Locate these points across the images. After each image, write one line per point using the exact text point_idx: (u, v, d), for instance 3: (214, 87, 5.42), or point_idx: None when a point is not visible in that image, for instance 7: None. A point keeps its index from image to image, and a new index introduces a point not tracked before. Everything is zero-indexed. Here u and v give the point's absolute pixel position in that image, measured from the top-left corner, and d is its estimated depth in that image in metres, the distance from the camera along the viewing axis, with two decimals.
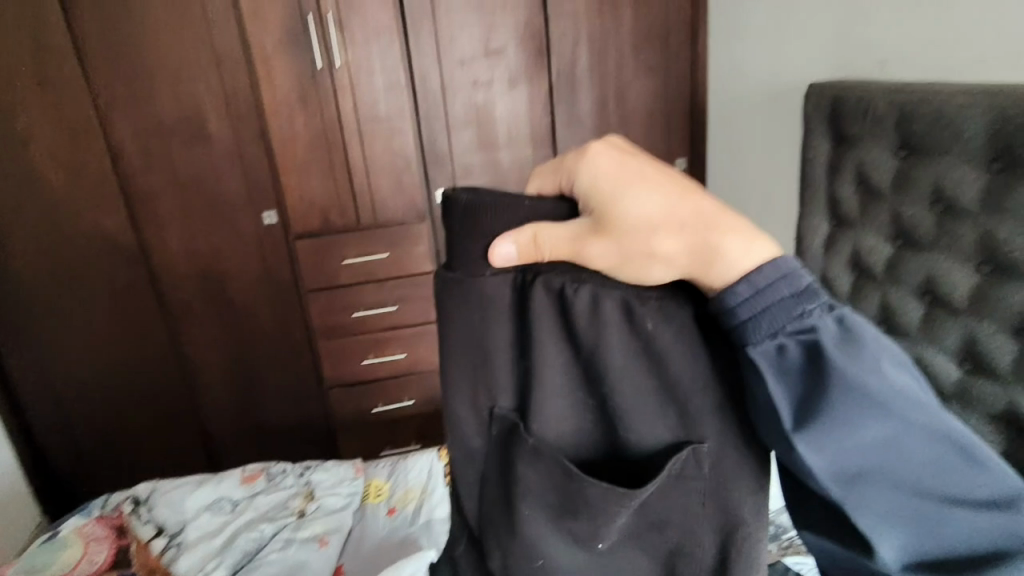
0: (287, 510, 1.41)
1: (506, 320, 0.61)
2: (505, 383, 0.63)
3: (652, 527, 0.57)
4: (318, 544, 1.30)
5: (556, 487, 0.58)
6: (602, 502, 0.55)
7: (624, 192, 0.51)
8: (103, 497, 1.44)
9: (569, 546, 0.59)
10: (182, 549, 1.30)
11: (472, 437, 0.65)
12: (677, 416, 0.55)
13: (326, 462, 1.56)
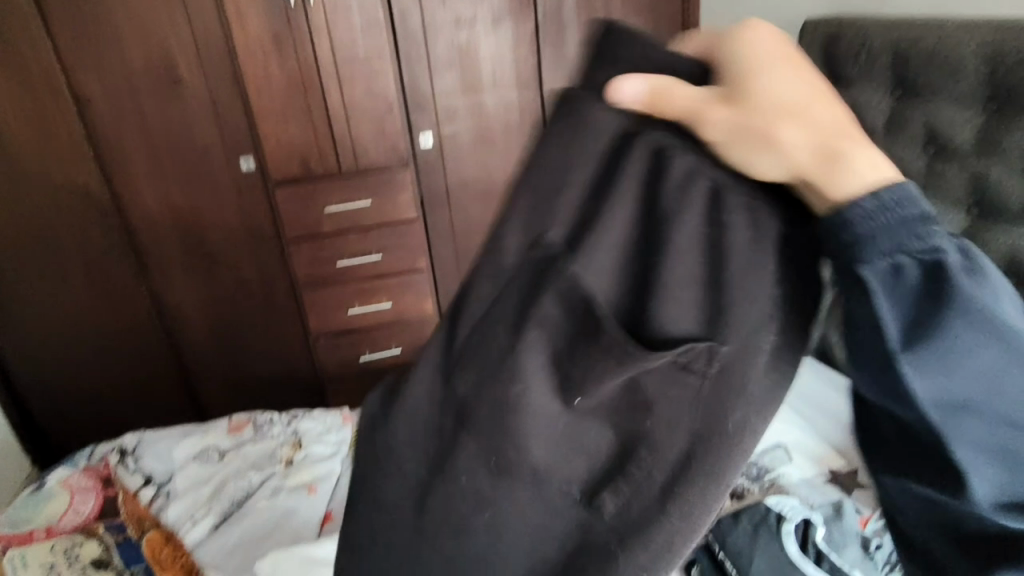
0: (274, 457, 1.42)
1: (582, 183, 0.59)
2: (559, 215, 0.60)
3: (633, 406, 0.58)
4: (306, 492, 1.31)
5: (563, 334, 0.61)
6: (609, 349, 0.58)
7: (773, 68, 0.48)
8: (89, 447, 1.45)
9: (548, 397, 0.60)
10: (171, 500, 1.31)
11: (498, 256, 0.62)
12: (709, 312, 0.56)
13: (314, 410, 1.56)
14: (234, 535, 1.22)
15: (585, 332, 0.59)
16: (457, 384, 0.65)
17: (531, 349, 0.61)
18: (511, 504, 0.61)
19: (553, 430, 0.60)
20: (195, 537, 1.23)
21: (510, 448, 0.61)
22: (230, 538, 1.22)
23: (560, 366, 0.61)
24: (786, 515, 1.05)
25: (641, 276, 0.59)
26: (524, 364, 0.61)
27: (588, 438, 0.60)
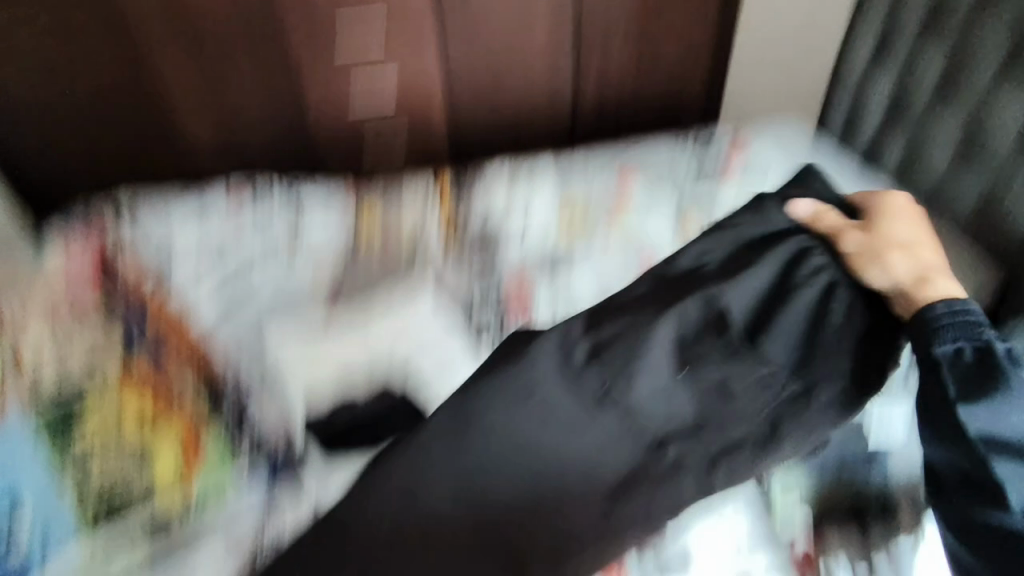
0: (273, 230, 1.43)
1: (721, 249, 1.13)
2: (736, 301, 1.02)
3: (717, 390, 0.96)
4: (314, 287, 1.32)
5: (711, 348, 0.99)
6: (739, 359, 0.97)
7: (898, 217, 1.06)
8: (81, 203, 1.47)
9: (664, 383, 0.97)
10: (173, 262, 1.35)
11: (687, 312, 1.02)
12: (803, 361, 0.96)
13: (313, 180, 1.54)
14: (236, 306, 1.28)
15: (716, 339, 1.00)
16: (608, 339, 1.02)
17: (666, 349, 0.99)
18: (575, 441, 0.93)
19: (659, 384, 0.97)
20: (197, 303, 1.28)
21: (636, 380, 0.97)
22: (243, 311, 1.28)
23: (678, 360, 0.99)
24: None
25: (779, 321, 0.99)
26: (655, 336, 1.00)
27: (677, 403, 0.95)
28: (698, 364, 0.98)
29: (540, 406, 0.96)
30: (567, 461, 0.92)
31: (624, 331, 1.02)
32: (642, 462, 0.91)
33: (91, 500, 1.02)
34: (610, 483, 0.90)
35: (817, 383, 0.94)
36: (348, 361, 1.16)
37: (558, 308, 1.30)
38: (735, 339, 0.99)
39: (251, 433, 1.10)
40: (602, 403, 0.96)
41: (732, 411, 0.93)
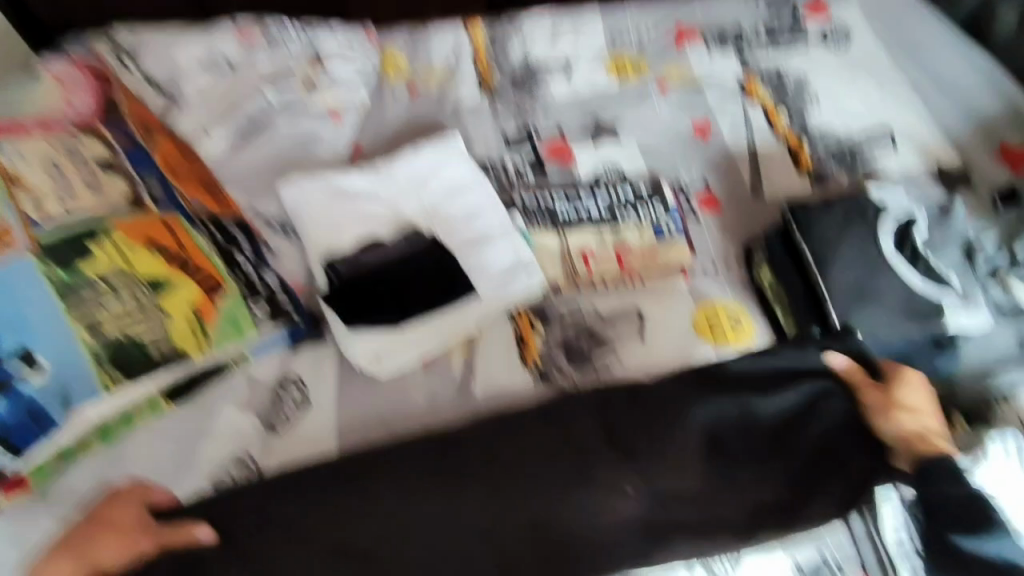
0: (291, 73, 1.32)
1: (807, 258, 0.98)
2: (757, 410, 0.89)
3: (726, 496, 0.82)
4: (331, 118, 1.27)
5: (716, 472, 0.84)
6: (747, 477, 0.83)
7: (925, 411, 0.87)
8: (78, 38, 1.33)
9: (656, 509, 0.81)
10: (181, 109, 1.24)
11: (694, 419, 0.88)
12: (821, 483, 0.82)
13: (333, 25, 1.42)
14: (257, 153, 1.19)
15: (726, 455, 0.85)
16: (619, 421, 0.88)
17: (679, 465, 0.85)
18: (593, 508, 0.81)
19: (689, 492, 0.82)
20: (214, 151, 1.19)
21: (656, 468, 0.84)
22: (251, 154, 1.19)
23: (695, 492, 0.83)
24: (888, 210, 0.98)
25: (787, 452, 0.85)
26: (677, 430, 0.87)
27: (684, 480, 0.83)
28: (703, 491, 0.83)
29: (549, 472, 0.84)
30: (576, 519, 0.80)
31: (643, 425, 0.88)
32: (645, 523, 0.80)
33: (105, 352, 0.84)
34: (615, 529, 0.79)
35: (814, 500, 0.80)
36: (371, 230, 1.08)
37: (596, 166, 1.24)
38: (732, 462, 0.85)
39: (268, 283, 0.98)
40: (624, 478, 0.84)
41: (722, 521, 0.80)
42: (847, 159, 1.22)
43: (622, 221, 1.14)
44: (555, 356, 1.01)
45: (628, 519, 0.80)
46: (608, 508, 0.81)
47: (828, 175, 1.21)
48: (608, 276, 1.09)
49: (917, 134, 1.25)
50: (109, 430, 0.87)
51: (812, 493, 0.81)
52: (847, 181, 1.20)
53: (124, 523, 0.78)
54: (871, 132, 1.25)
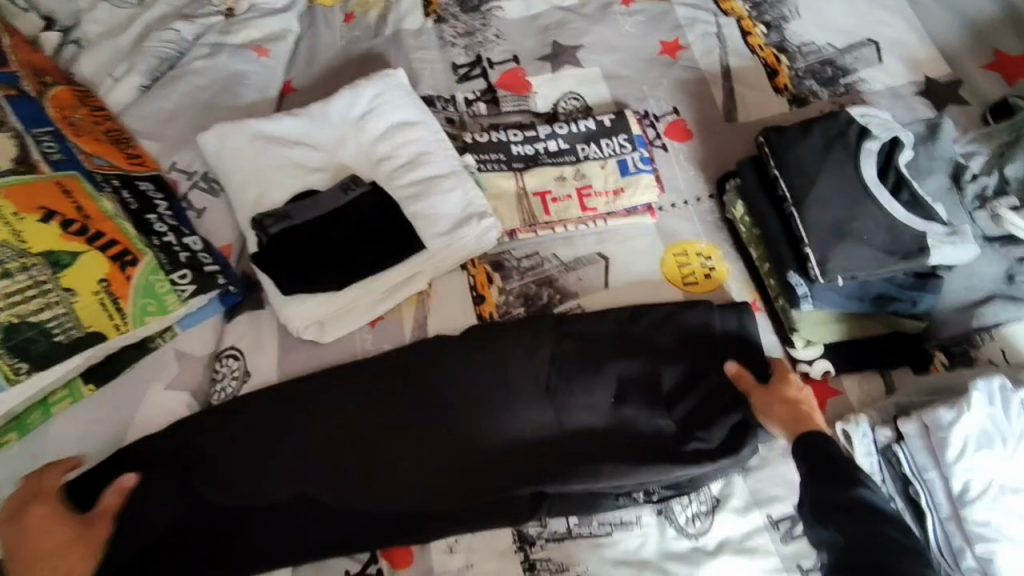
0: (208, 5, 1.16)
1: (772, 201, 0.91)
2: (659, 359, 0.85)
3: (624, 428, 0.82)
4: (256, 55, 1.12)
5: (606, 416, 0.83)
6: (636, 421, 0.82)
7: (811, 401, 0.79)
8: None
9: (575, 425, 0.83)
10: (86, 50, 1.10)
11: (601, 373, 0.85)
12: (699, 425, 0.81)
13: None
14: (174, 101, 1.06)
15: (645, 387, 0.84)
16: (543, 352, 0.86)
17: (593, 396, 0.84)
18: (513, 425, 0.83)
19: (598, 414, 0.83)
20: (124, 99, 1.06)
21: (561, 403, 0.84)
22: (168, 100, 1.06)
23: (616, 408, 0.83)
24: (871, 132, 0.88)
25: (698, 387, 0.83)
26: (587, 386, 0.84)
27: (588, 411, 0.83)
28: (612, 422, 0.83)
29: (468, 406, 0.84)
30: (489, 450, 0.82)
31: (563, 366, 0.86)
32: (544, 439, 0.82)
33: (1, 339, 0.73)
34: (523, 455, 0.82)
35: (704, 427, 0.81)
36: (306, 181, 0.98)
37: (555, 97, 1.13)
38: (649, 397, 0.83)
39: (191, 247, 0.89)
40: (536, 409, 0.84)
41: (632, 442, 0.81)
42: (828, 77, 1.11)
43: (584, 156, 1.04)
44: (513, 308, 0.94)
45: (536, 449, 0.82)
46: (515, 438, 0.83)
47: (808, 96, 1.10)
48: (570, 219, 0.99)
49: (905, 45, 1.14)
50: (25, 421, 0.79)
51: (722, 417, 0.81)
52: (827, 102, 1.10)
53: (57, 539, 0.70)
54: (856, 46, 1.13)
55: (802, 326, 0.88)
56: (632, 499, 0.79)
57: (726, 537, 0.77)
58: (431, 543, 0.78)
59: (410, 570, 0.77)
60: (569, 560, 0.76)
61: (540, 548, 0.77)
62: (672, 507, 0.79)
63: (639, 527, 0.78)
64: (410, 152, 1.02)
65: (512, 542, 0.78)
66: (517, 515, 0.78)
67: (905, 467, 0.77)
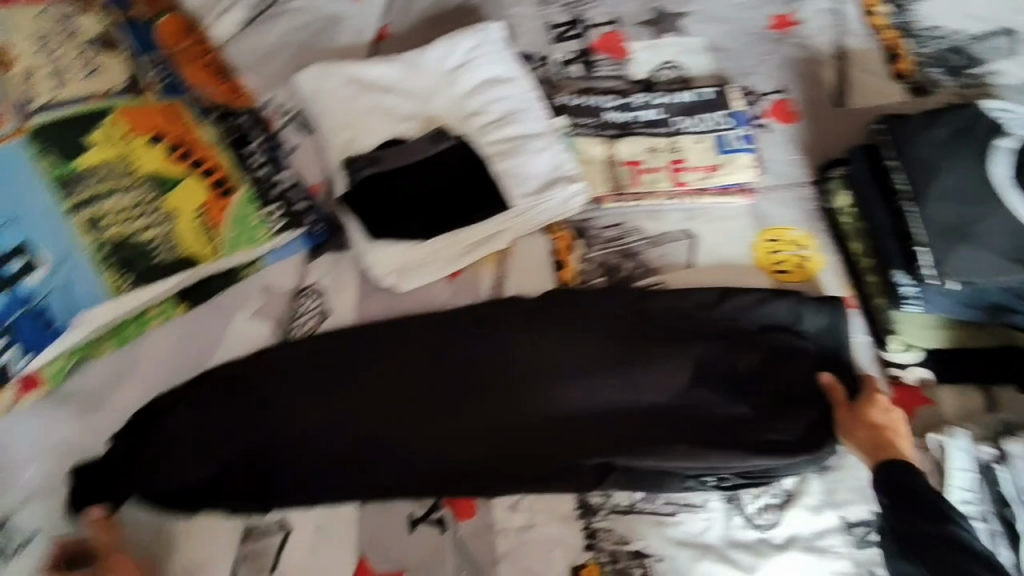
0: None
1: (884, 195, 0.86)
2: (741, 347, 0.82)
3: (695, 414, 0.80)
4: None
5: (678, 395, 0.81)
6: (709, 407, 0.80)
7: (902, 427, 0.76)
8: None
9: (647, 400, 0.81)
10: None
11: (679, 354, 0.82)
12: (776, 419, 0.79)
13: None
14: (272, 38, 1.06)
15: (724, 371, 0.81)
16: (619, 324, 0.83)
17: (667, 374, 0.81)
18: (583, 395, 0.81)
19: (673, 393, 0.81)
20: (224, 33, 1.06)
21: (637, 378, 0.81)
22: (266, 37, 1.06)
23: (690, 390, 0.81)
24: (1007, 129, 0.81)
25: (772, 379, 0.81)
26: (664, 363, 0.82)
27: (663, 386, 0.81)
28: (683, 402, 0.80)
29: (538, 368, 0.82)
30: (557, 415, 0.81)
31: (636, 341, 0.83)
32: (616, 411, 0.80)
33: (110, 251, 0.77)
34: (589, 423, 0.80)
35: (778, 422, 0.79)
36: (397, 128, 0.97)
37: (654, 64, 1.08)
38: (727, 384, 0.81)
39: (283, 183, 0.90)
40: (606, 380, 0.81)
41: (707, 428, 0.79)
42: (955, 67, 1.03)
43: (680, 129, 0.99)
44: (593, 279, 0.92)
45: (602, 420, 0.80)
46: (583, 406, 0.81)
47: (931, 86, 1.03)
48: (659, 192, 0.96)
49: None
50: (122, 332, 0.81)
51: (796, 413, 0.79)
52: (952, 94, 1.02)
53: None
54: (991, 34, 1.05)
55: (903, 330, 0.85)
56: (701, 482, 0.77)
57: (796, 533, 0.75)
58: (494, 498, 0.78)
59: (471, 522, 0.77)
60: (631, 533, 0.76)
61: (602, 518, 0.77)
62: (741, 496, 0.77)
63: (705, 511, 0.77)
64: (501, 108, 1.00)
65: (575, 508, 0.77)
66: (582, 483, 0.77)
67: (1007, 489, 0.74)
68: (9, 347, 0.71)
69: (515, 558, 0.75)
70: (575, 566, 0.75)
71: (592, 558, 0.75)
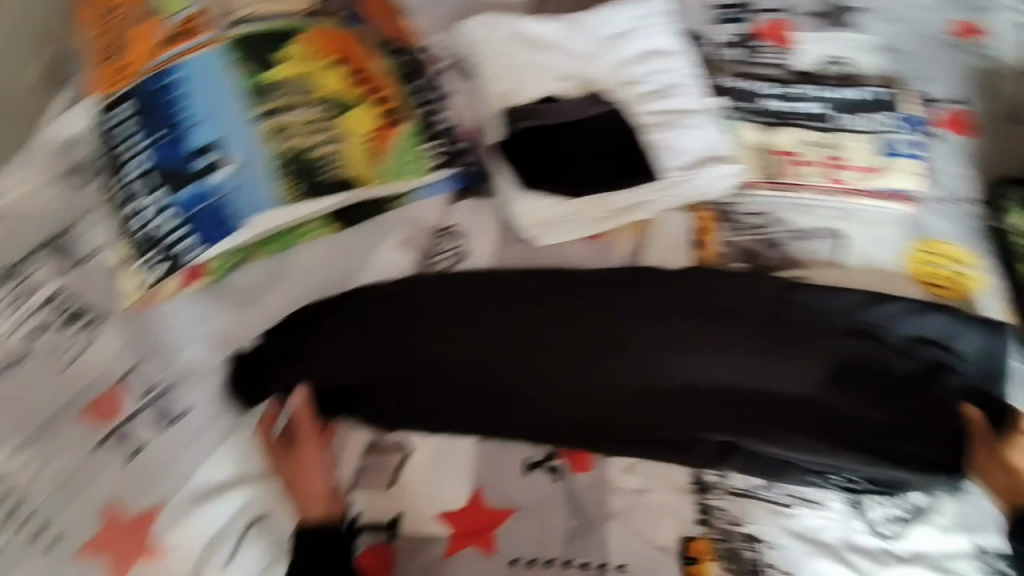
0: None
1: None
2: (886, 354, 0.80)
3: (826, 412, 0.78)
4: None
5: (812, 390, 0.79)
6: (843, 407, 0.78)
7: None
8: None
9: (780, 389, 0.79)
10: None
11: (819, 350, 0.80)
12: (912, 434, 0.76)
13: None
14: None
15: (865, 375, 0.79)
16: (760, 309, 0.82)
17: (804, 367, 0.79)
18: (713, 373, 0.80)
19: (807, 388, 0.79)
20: None
21: (772, 369, 0.80)
22: None
23: (826, 388, 0.79)
24: None
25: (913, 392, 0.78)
26: (802, 357, 0.80)
27: (799, 379, 0.79)
28: (815, 396, 0.78)
29: (670, 338, 0.82)
30: (683, 389, 0.80)
31: (777, 332, 0.81)
32: (746, 395, 0.79)
33: (285, 163, 0.82)
34: (715, 399, 0.80)
35: (911, 437, 0.76)
36: (556, 85, 0.97)
37: (822, 58, 1.04)
38: (866, 388, 0.78)
39: (446, 122, 0.92)
40: (738, 363, 0.80)
41: (840, 429, 0.77)
42: None
43: (844, 126, 0.95)
44: (731, 262, 0.89)
45: (730, 402, 0.79)
46: (713, 385, 0.80)
47: None
48: (813, 186, 0.93)
49: None
50: (281, 240, 0.86)
51: (934, 432, 0.76)
52: None
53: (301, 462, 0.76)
54: None
55: None
56: (825, 479, 0.76)
57: (923, 550, 0.73)
58: (611, 457, 0.78)
59: (587, 476, 0.78)
60: (745, 516, 0.75)
61: (717, 496, 0.76)
62: (865, 502, 0.75)
63: (825, 510, 0.75)
64: (663, 80, 0.98)
65: (689, 482, 0.77)
66: (700, 459, 0.77)
67: None
68: (190, 231, 0.81)
69: (626, 518, 0.76)
70: (684, 537, 0.75)
71: (703, 534, 0.75)
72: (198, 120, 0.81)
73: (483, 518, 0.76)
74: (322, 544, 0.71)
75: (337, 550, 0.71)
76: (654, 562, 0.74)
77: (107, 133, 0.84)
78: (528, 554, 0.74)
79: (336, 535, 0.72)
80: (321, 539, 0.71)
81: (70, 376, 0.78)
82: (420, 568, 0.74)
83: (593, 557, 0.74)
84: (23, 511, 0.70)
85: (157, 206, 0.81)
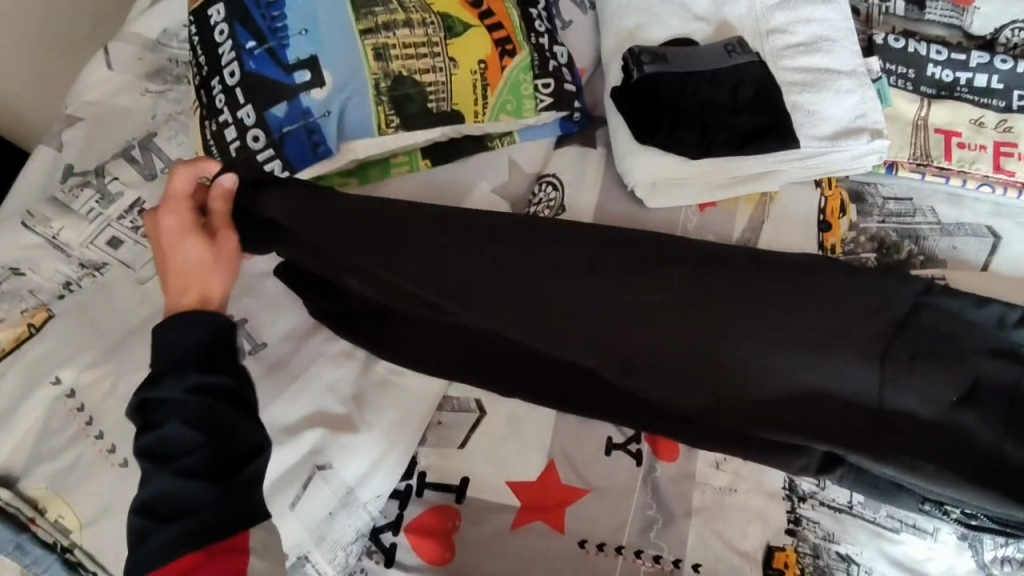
0: None
1: None
2: None
3: (951, 434, 0.68)
4: None
5: (938, 411, 0.69)
6: (974, 434, 0.67)
7: None
8: None
9: (906, 402, 0.69)
10: None
11: (954, 372, 0.70)
12: None
13: None
14: None
15: (1009, 402, 0.68)
16: (894, 311, 0.73)
17: (934, 384, 0.70)
18: (829, 378, 0.70)
19: (936, 403, 0.69)
20: None
21: (899, 380, 0.70)
22: None
23: (958, 411, 0.69)
24: None
25: None
26: (935, 371, 0.70)
27: (929, 392, 0.69)
28: (944, 420, 0.68)
29: (789, 334, 0.71)
30: (799, 390, 0.70)
31: (910, 337, 0.72)
32: (869, 402, 0.70)
33: (387, 87, 0.75)
34: (832, 408, 0.70)
35: None
36: (687, 27, 0.87)
37: (1001, 20, 0.89)
38: (1008, 418, 0.68)
39: (558, 58, 0.84)
40: (863, 368, 0.70)
41: (969, 455, 0.67)
42: None
43: (1017, 107, 0.84)
44: (861, 251, 0.79)
45: (848, 412, 0.69)
46: (829, 390, 0.70)
47: None
48: (974, 175, 0.82)
49: None
50: (367, 172, 0.81)
51: None
52: None
53: (166, 240, 0.62)
54: None
55: None
56: (943, 510, 0.69)
57: None
58: (699, 449, 0.74)
59: (670, 467, 0.73)
60: (841, 533, 0.69)
61: (810, 508, 0.71)
62: (981, 540, 0.69)
63: (934, 541, 0.69)
64: (810, 33, 0.86)
65: (781, 487, 0.72)
66: (803, 467, 0.70)
67: None
68: (276, 156, 0.74)
69: (711, 517, 0.70)
70: (770, 545, 0.68)
71: (792, 545, 0.68)
72: (301, 29, 0.73)
73: (556, 494, 0.71)
74: (181, 337, 0.56)
75: (207, 352, 0.56)
76: (737, 568, 0.67)
77: (196, 35, 0.76)
78: (600, 538, 0.69)
79: (207, 337, 0.56)
80: (183, 336, 0.56)
81: (149, 295, 0.75)
82: (484, 537, 0.69)
83: (670, 553, 0.68)
84: (95, 427, 0.67)
85: (245, 123, 0.73)
